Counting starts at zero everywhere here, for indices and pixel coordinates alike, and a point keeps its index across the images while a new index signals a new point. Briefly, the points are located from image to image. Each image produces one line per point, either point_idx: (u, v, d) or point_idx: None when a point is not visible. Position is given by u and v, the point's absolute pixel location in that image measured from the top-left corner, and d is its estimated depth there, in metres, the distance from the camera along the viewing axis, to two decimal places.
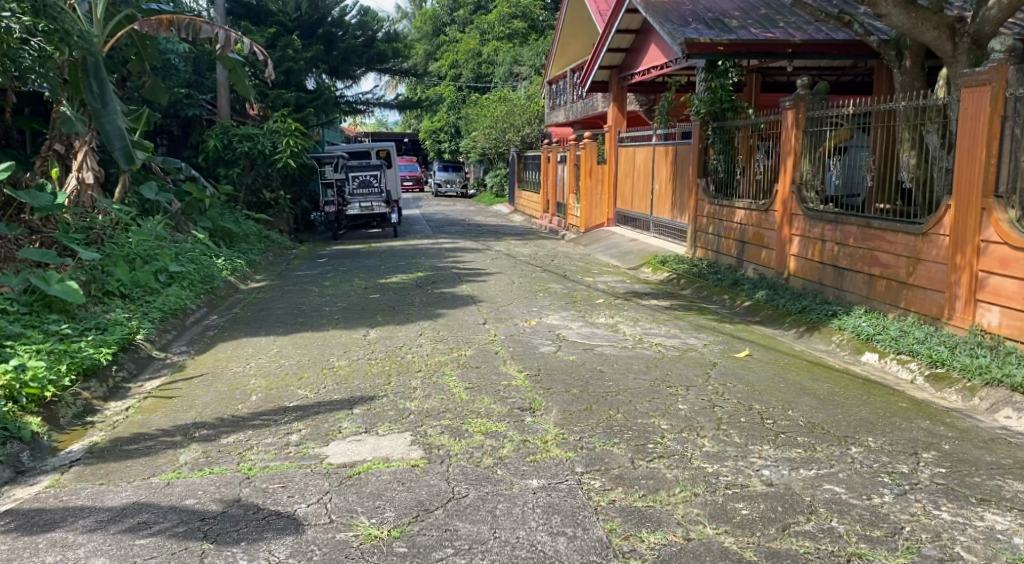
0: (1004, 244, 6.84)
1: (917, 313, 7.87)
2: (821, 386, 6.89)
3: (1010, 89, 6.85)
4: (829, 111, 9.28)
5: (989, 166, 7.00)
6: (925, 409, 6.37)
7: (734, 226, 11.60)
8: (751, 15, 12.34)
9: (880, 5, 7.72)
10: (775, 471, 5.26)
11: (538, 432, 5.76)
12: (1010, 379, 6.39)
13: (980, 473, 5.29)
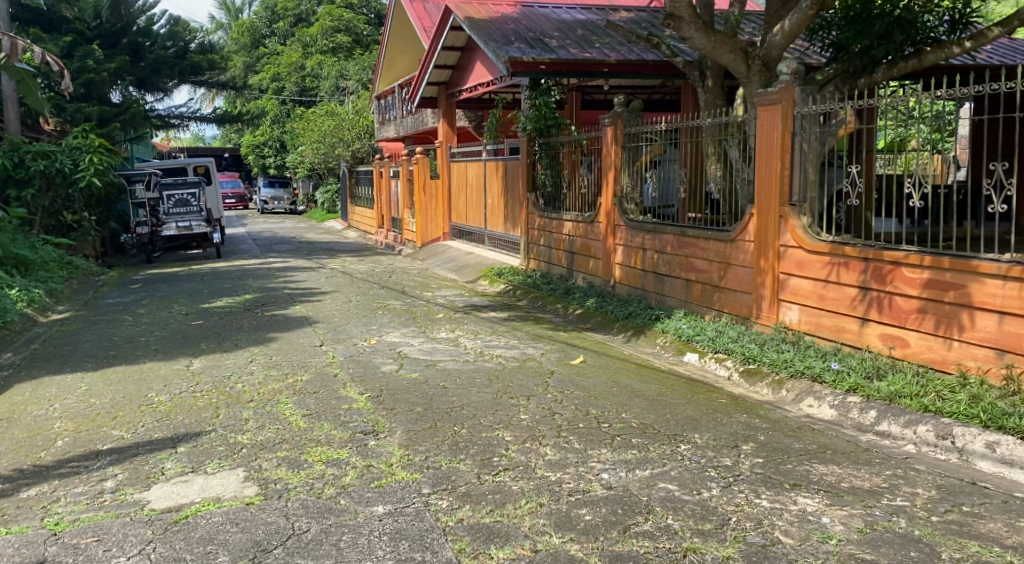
0: (799, 247, 7.49)
1: (730, 314, 8.48)
2: (651, 387, 7.31)
3: (797, 107, 7.51)
4: (644, 127, 9.83)
5: (784, 177, 7.64)
6: (742, 403, 6.88)
7: (563, 237, 12.05)
8: (569, 35, 12.89)
9: (684, 28, 8.25)
10: (613, 474, 5.57)
11: (382, 456, 5.85)
12: (810, 370, 6.94)
13: (792, 460, 5.76)
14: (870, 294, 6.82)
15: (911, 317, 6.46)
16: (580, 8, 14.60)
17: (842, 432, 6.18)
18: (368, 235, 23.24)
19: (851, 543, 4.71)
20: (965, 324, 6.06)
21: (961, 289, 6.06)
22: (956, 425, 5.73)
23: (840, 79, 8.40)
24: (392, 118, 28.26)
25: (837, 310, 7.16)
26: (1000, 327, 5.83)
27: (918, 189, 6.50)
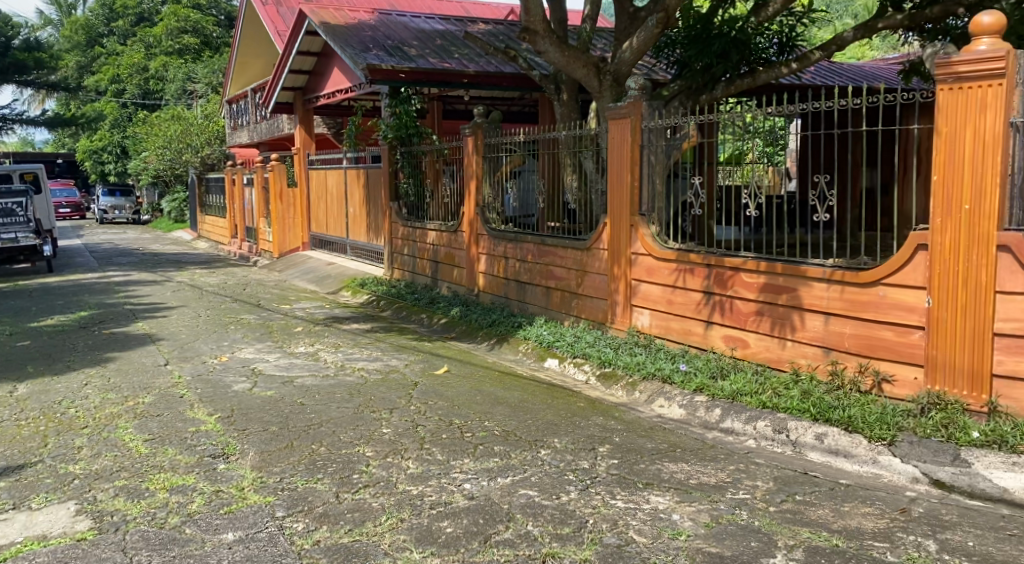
0: (649, 255, 7.84)
1: (586, 319, 8.78)
2: (513, 394, 7.47)
3: (645, 121, 7.88)
4: (503, 139, 10.03)
5: (634, 188, 7.98)
6: (600, 406, 7.10)
7: (427, 247, 12.14)
8: (428, 45, 13.02)
9: (539, 42, 8.49)
10: (475, 483, 5.57)
11: (232, 480, 5.70)
12: (661, 372, 7.20)
13: (645, 460, 5.88)
14: (713, 299, 7.21)
15: (750, 318, 6.87)
16: (438, 18, 14.74)
17: (690, 431, 6.38)
18: (222, 245, 22.62)
19: (698, 538, 4.74)
20: (796, 324, 6.50)
21: (793, 292, 6.50)
22: (790, 420, 6.01)
23: (684, 95, 8.77)
24: (244, 123, 27.60)
25: (685, 314, 7.52)
26: (827, 326, 6.29)
27: (754, 200, 6.95)
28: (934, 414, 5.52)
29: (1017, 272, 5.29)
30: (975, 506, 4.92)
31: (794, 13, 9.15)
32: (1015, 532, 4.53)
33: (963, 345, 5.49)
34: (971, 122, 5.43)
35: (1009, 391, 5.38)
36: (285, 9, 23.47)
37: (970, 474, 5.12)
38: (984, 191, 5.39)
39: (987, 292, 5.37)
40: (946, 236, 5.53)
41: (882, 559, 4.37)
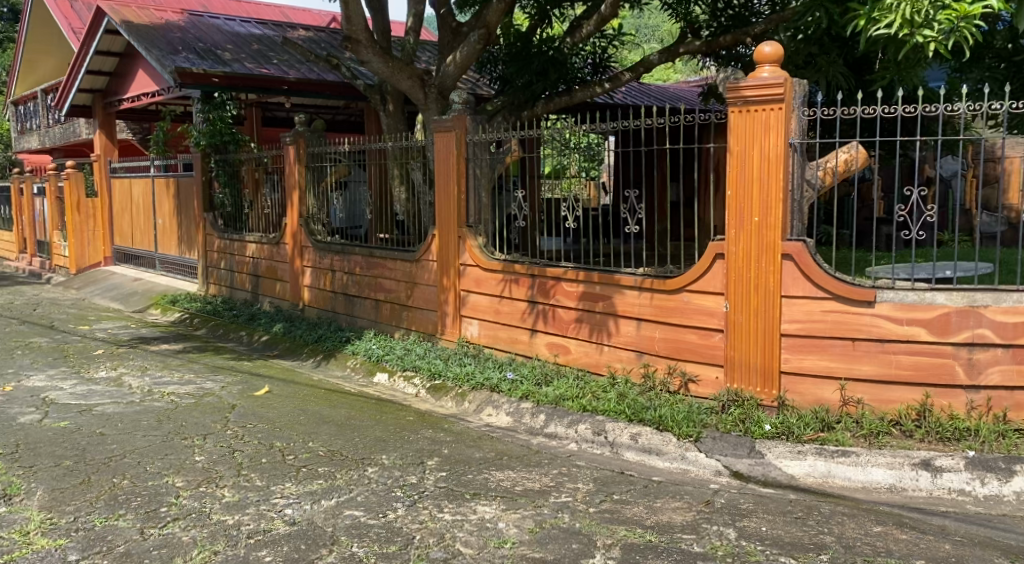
0: (476, 266, 8.05)
1: (417, 331, 8.90)
2: (340, 412, 7.37)
3: (469, 135, 8.08)
4: (328, 149, 9.95)
5: (460, 200, 8.17)
6: (428, 419, 7.12)
7: (246, 260, 11.91)
8: (243, 49, 12.88)
9: (361, 52, 8.53)
10: (297, 508, 5.34)
11: (17, 524, 5.16)
12: (489, 382, 7.39)
13: (473, 470, 5.89)
14: (537, 307, 7.49)
15: (571, 325, 7.20)
16: (255, 22, 14.49)
17: (516, 438, 6.53)
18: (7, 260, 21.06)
19: (523, 545, 4.81)
20: (612, 330, 6.87)
21: (608, 300, 6.87)
22: (608, 421, 6.29)
23: (508, 110, 9.05)
24: (35, 126, 25.92)
25: (510, 323, 7.78)
26: (640, 331, 6.68)
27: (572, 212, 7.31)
28: (733, 409, 6.01)
29: (799, 278, 5.84)
30: (768, 492, 5.34)
31: (605, 36, 9.63)
32: (799, 515, 4.96)
33: (756, 345, 5.99)
34: (756, 142, 5.97)
35: (796, 386, 5.92)
36: (79, 5, 22.38)
37: (763, 463, 5.60)
38: (770, 205, 5.92)
39: (775, 297, 5.90)
40: (739, 245, 6.03)
41: (688, 551, 4.62)
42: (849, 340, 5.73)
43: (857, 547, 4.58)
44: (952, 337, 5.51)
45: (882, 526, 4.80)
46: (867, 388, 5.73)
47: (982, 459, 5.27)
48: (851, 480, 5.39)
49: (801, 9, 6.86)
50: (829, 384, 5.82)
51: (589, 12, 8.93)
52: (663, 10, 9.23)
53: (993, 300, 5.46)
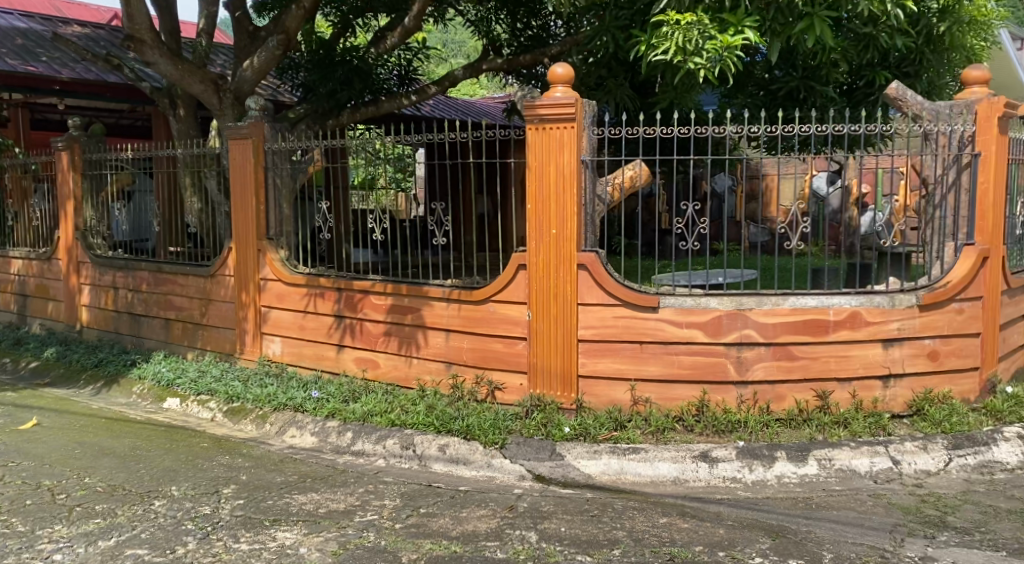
0: (278, 280, 7.96)
1: (213, 351, 8.72)
2: (123, 443, 6.98)
3: (267, 143, 8.03)
4: (108, 155, 9.53)
5: (259, 211, 8.08)
6: (225, 444, 6.89)
7: (11, 278, 11.25)
8: (7, 45, 12.03)
9: (146, 52, 8.28)
10: (68, 552, 5.16)
11: None
12: (292, 402, 7.24)
13: (273, 495, 5.85)
14: (344, 321, 7.54)
15: (379, 339, 7.33)
16: (20, 14, 13.62)
17: (321, 458, 6.53)
18: None
19: None
20: (421, 342, 7.08)
21: (416, 312, 7.07)
22: (415, 435, 6.46)
23: (312, 118, 9.02)
24: None
25: (316, 339, 7.77)
26: (448, 342, 6.93)
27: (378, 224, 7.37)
28: (536, 414, 6.43)
29: (593, 286, 6.37)
30: (567, 493, 5.77)
31: (410, 49, 9.81)
32: (594, 513, 5.42)
33: (558, 351, 6.46)
34: (552, 157, 6.35)
35: (592, 389, 6.48)
36: None
37: (563, 465, 6.05)
38: (566, 217, 6.35)
39: (572, 303, 6.39)
40: (539, 256, 6.43)
41: (492, 557, 4.94)
42: (638, 343, 6.37)
43: (644, 539, 5.10)
44: (723, 337, 6.29)
45: (666, 517, 5.38)
46: (654, 388, 6.42)
47: (750, 448, 6.10)
48: (641, 475, 5.99)
49: (591, 32, 7.35)
50: (621, 385, 6.45)
51: (392, 23, 9.03)
52: (465, 25, 9.45)
53: (756, 303, 6.28)
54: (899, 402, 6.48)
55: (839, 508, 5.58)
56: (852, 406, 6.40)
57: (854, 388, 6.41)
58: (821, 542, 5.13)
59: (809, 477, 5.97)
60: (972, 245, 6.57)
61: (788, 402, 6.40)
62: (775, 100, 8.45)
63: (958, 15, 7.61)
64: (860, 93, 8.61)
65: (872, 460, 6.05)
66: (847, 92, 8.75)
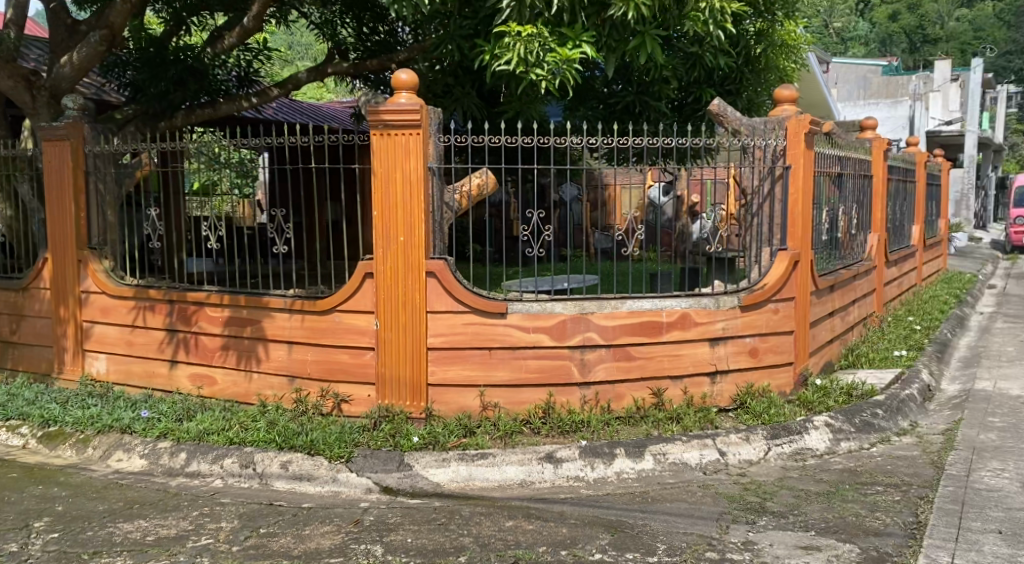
0: (102, 293, 7.58)
1: (26, 372, 8.20)
2: None
3: (88, 145, 7.64)
4: None
5: (79, 219, 7.69)
6: (38, 473, 6.41)
7: None
8: None
9: None
10: None
11: None
12: (119, 423, 6.82)
13: (92, 526, 5.55)
14: (177, 336, 7.24)
15: (216, 354, 7.07)
16: None
17: (151, 482, 6.22)
18: None
19: None
20: (262, 356, 6.88)
21: (256, 324, 6.86)
22: (256, 452, 6.27)
23: (140, 119, 8.55)
24: None
25: (145, 355, 7.44)
26: (291, 354, 6.78)
27: (214, 232, 7.08)
28: (384, 425, 6.40)
29: (442, 293, 6.40)
30: (414, 503, 5.79)
31: (250, 50, 9.60)
32: (441, 521, 5.50)
33: (406, 360, 6.45)
34: (398, 164, 6.31)
35: (441, 397, 6.52)
36: None
37: (411, 475, 6.03)
38: (413, 224, 6.34)
39: (421, 312, 6.39)
40: (386, 263, 6.39)
41: None
42: (487, 349, 6.48)
43: (490, 544, 5.23)
44: (568, 340, 6.55)
45: (512, 521, 5.53)
46: (502, 393, 6.56)
47: (592, 447, 6.30)
48: (489, 480, 6.07)
49: (436, 40, 7.46)
50: (470, 392, 6.53)
51: (230, 23, 8.72)
52: (311, 27, 9.30)
53: (597, 307, 6.60)
54: (725, 396, 7.05)
55: (672, 500, 5.88)
56: (684, 402, 6.87)
57: (685, 385, 6.90)
58: (655, 534, 5.42)
59: (645, 472, 6.25)
60: (785, 251, 7.34)
61: (626, 400, 6.76)
62: (612, 113, 9.25)
63: (771, 39, 9.03)
64: (688, 109, 9.54)
65: (701, 453, 6.42)
66: (677, 108, 9.65)
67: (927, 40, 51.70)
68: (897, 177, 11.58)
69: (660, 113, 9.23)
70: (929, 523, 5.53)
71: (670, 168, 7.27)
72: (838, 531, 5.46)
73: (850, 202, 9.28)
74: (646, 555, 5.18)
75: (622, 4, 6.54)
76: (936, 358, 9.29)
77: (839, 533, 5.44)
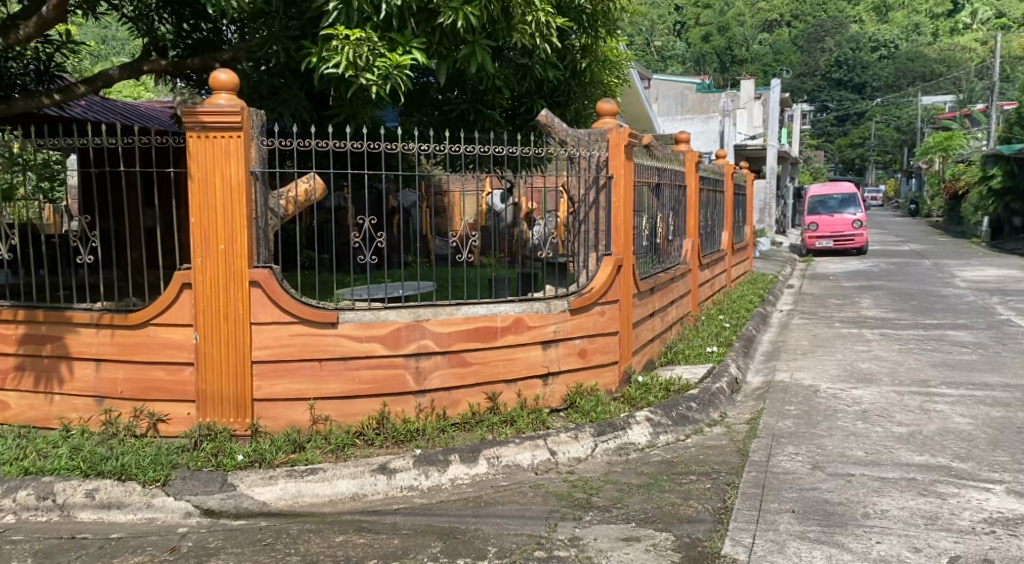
0: None
1: None
2: None
3: None
4: None
5: None
6: None
7: None
8: None
9: None
10: None
11: None
12: None
13: None
14: None
15: (9, 376, 6.52)
16: None
17: None
18: None
19: None
20: (64, 376, 6.40)
21: (58, 341, 6.38)
22: (57, 481, 5.77)
23: None
24: None
25: None
26: (99, 374, 6.34)
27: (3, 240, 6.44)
28: (205, 445, 6.09)
29: (268, 304, 6.15)
30: (238, 525, 5.54)
31: (51, 42, 8.88)
32: (267, 542, 5.32)
33: (229, 375, 6.17)
34: (216, 168, 6.04)
35: (267, 412, 6.27)
36: None
37: (235, 496, 5.76)
38: (235, 231, 6.08)
39: (244, 324, 6.13)
40: (207, 272, 6.09)
41: None
42: (317, 361, 6.28)
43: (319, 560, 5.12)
44: (402, 349, 6.45)
45: (342, 535, 5.42)
46: (332, 405, 6.37)
47: (426, 455, 6.21)
48: (319, 496, 5.87)
49: (260, 40, 7.19)
50: (299, 405, 6.31)
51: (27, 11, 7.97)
52: (122, 20, 8.70)
53: (432, 314, 6.54)
54: (556, 397, 7.16)
55: (505, 503, 5.89)
56: (518, 404, 6.91)
57: (519, 388, 6.93)
58: (486, 537, 5.43)
59: (479, 476, 6.23)
60: (610, 256, 7.56)
61: (462, 406, 6.72)
62: (447, 121, 9.25)
63: (595, 54, 9.14)
64: (522, 118, 9.64)
65: (533, 453, 6.46)
66: (510, 117, 9.72)
67: (734, 60, 55.49)
68: (707, 186, 12.23)
69: (493, 121, 9.23)
70: (734, 507, 5.79)
71: (506, 175, 7.42)
72: (655, 521, 5.64)
73: (667, 210, 9.71)
74: (476, 560, 5.18)
75: (451, 12, 6.59)
76: (742, 352, 9.83)
77: (656, 522, 5.62)
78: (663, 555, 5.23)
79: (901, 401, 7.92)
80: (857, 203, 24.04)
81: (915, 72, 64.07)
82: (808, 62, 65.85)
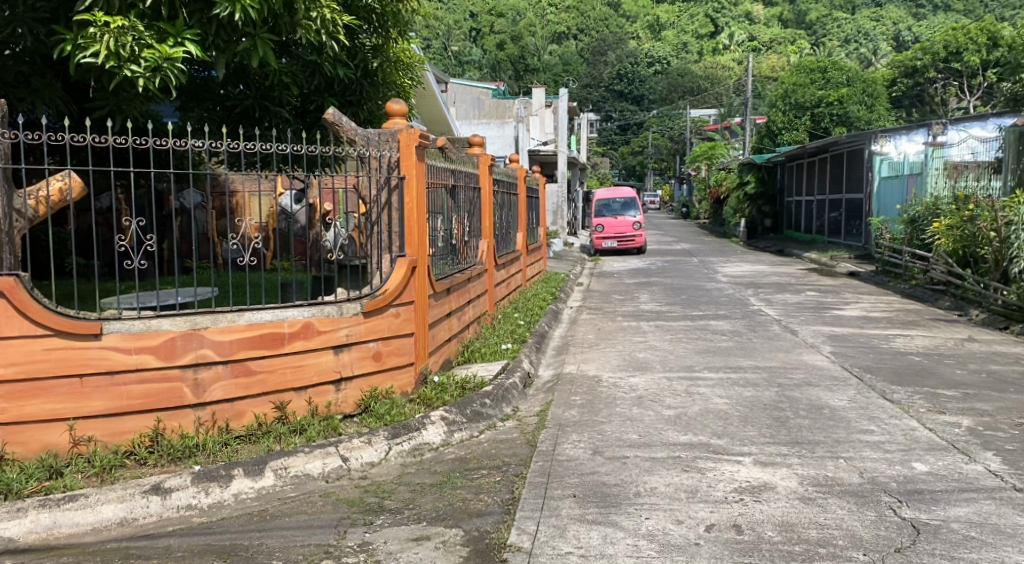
0: None
1: None
2: None
3: None
4: None
5: None
6: None
7: None
8: None
9: None
10: None
11: None
12: None
13: None
14: None
15: None
16: None
17: None
18: None
19: None
20: None
21: None
22: None
23: None
24: None
25: None
26: None
27: None
28: None
29: (14, 316, 5.60)
30: None
31: None
32: None
33: None
34: None
35: (16, 436, 5.69)
36: None
37: None
38: None
39: None
40: None
41: None
42: (76, 377, 5.76)
43: None
44: (177, 360, 6.04)
45: None
46: (95, 425, 5.85)
47: (205, 471, 5.83)
48: (78, 525, 5.39)
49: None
50: (55, 427, 5.76)
51: None
52: None
53: (211, 321, 6.17)
54: (350, 402, 6.93)
55: (293, 515, 5.64)
56: (308, 413, 6.63)
57: (309, 396, 6.66)
58: (270, 551, 5.18)
59: (265, 490, 5.92)
60: (405, 257, 7.44)
61: (246, 418, 6.37)
62: (231, 117, 8.82)
63: (387, 54, 9.00)
64: (311, 116, 9.30)
65: (324, 461, 6.23)
66: (300, 114, 9.34)
67: (529, 69, 56.96)
68: (501, 188, 12.35)
69: (280, 119, 8.83)
70: (521, 497, 5.83)
71: (299, 176, 6.94)
72: (446, 518, 5.59)
73: (463, 211, 9.74)
74: None
75: (228, 4, 6.24)
76: (535, 348, 9.99)
77: (447, 519, 5.57)
78: (451, 551, 5.18)
79: (671, 386, 8.31)
80: (637, 207, 25.14)
81: (684, 88, 68.51)
82: (593, 72, 68.51)
